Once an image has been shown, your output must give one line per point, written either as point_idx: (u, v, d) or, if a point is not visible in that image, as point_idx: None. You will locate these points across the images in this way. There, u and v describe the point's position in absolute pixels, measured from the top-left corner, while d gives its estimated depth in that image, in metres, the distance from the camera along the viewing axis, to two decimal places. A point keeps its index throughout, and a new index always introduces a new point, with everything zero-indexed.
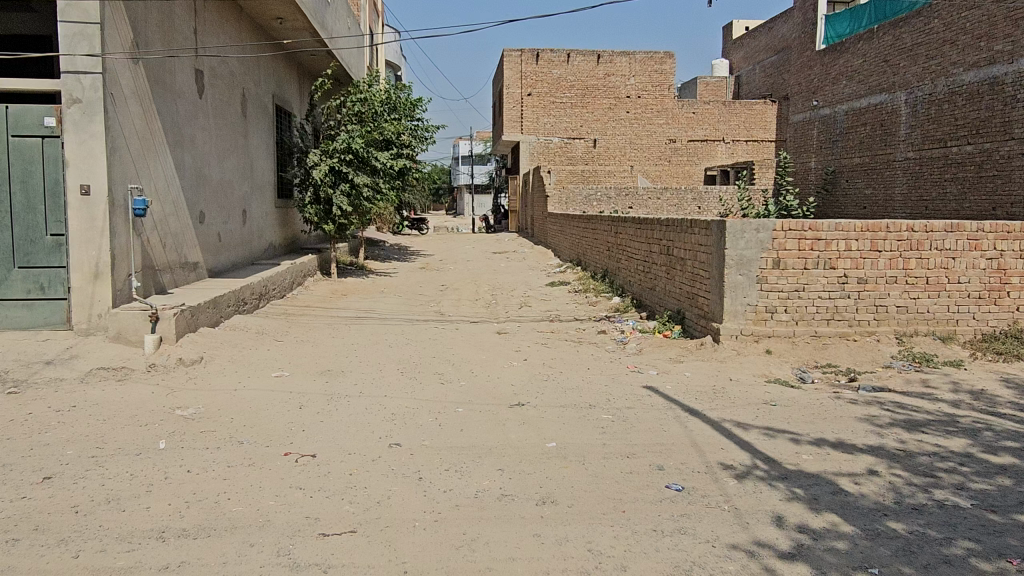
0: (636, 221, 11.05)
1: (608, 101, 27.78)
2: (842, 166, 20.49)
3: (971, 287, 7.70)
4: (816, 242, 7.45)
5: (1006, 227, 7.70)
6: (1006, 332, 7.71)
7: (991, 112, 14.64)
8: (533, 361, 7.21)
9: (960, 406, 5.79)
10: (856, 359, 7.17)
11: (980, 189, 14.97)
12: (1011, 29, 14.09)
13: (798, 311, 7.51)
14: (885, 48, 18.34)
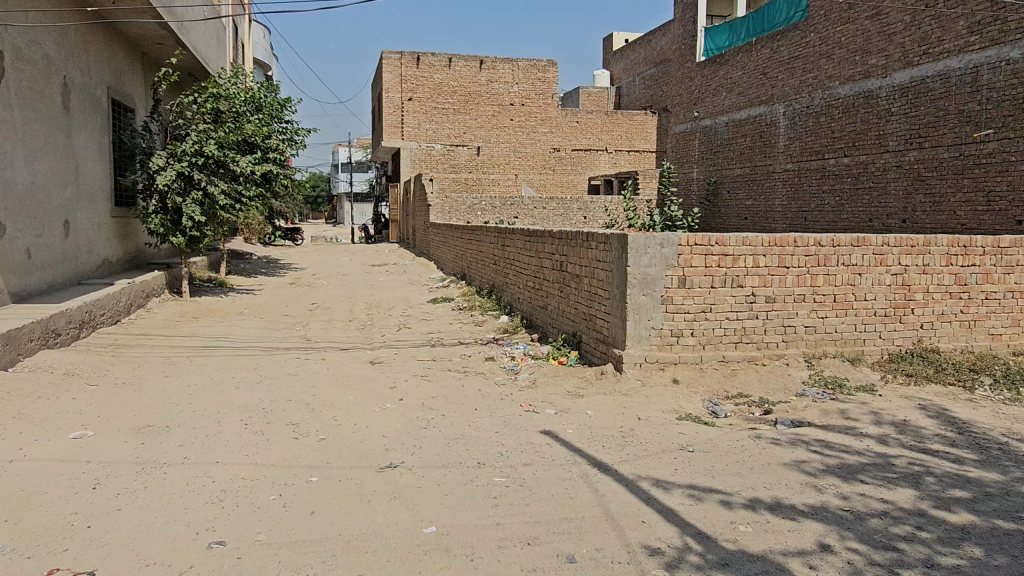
0: (525, 232, 10.19)
1: (491, 109, 27.04)
2: (723, 177, 20.62)
3: (876, 305, 7.32)
4: (723, 258, 6.79)
5: (910, 241, 7.37)
6: (911, 352, 7.38)
7: (867, 125, 14.92)
8: (411, 401, 6.10)
9: (888, 443, 5.19)
10: (767, 388, 6.54)
11: (856, 201, 15.24)
12: (885, 44, 14.41)
13: (705, 335, 6.82)
14: (764, 61, 18.57)
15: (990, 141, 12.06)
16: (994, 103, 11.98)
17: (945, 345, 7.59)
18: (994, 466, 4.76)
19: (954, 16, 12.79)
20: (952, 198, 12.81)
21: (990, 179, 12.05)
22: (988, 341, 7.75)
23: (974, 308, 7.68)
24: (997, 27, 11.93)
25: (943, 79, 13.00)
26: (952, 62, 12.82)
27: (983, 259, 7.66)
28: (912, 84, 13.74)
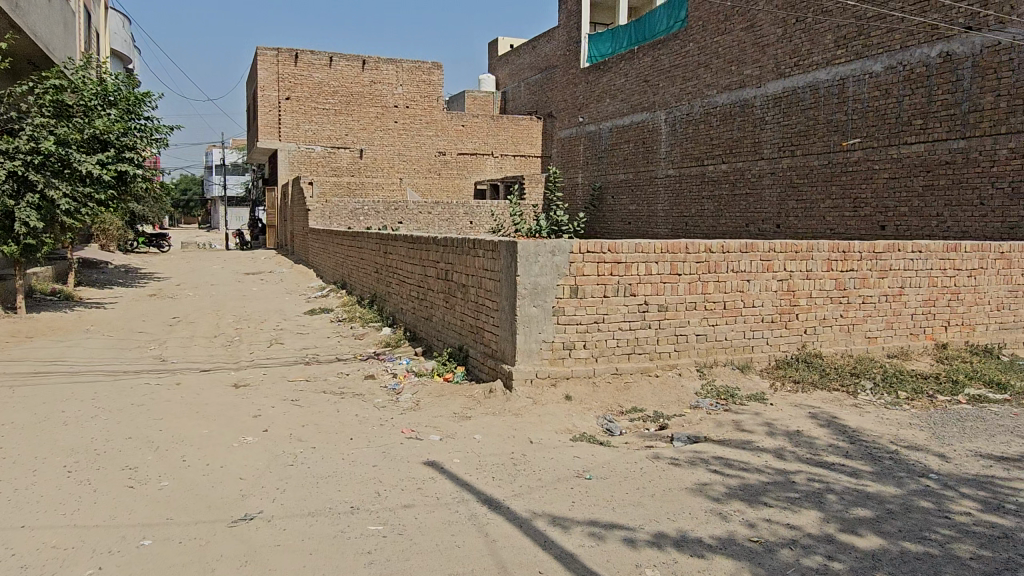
0: (408, 238, 9.61)
1: (375, 110, 26.14)
2: (607, 182, 20.76)
3: (764, 311, 7.27)
4: (615, 266, 6.50)
5: (794, 246, 7.38)
6: (797, 357, 7.38)
7: (743, 133, 15.31)
8: (276, 432, 5.41)
9: (786, 458, 5.00)
10: (661, 401, 6.27)
11: (733, 207, 15.63)
12: (759, 55, 14.84)
13: (598, 346, 6.50)
14: (645, 69, 18.82)
15: (856, 150, 12.61)
16: (859, 114, 12.54)
17: (827, 349, 7.66)
18: (890, 478, 4.63)
19: (822, 30, 13.29)
20: (822, 204, 13.34)
21: (856, 186, 12.64)
22: (865, 344, 7.89)
23: (853, 312, 7.80)
24: (861, 41, 12.48)
25: (813, 89, 13.48)
26: (821, 73, 13.32)
27: (860, 264, 7.80)
28: (784, 94, 14.19)
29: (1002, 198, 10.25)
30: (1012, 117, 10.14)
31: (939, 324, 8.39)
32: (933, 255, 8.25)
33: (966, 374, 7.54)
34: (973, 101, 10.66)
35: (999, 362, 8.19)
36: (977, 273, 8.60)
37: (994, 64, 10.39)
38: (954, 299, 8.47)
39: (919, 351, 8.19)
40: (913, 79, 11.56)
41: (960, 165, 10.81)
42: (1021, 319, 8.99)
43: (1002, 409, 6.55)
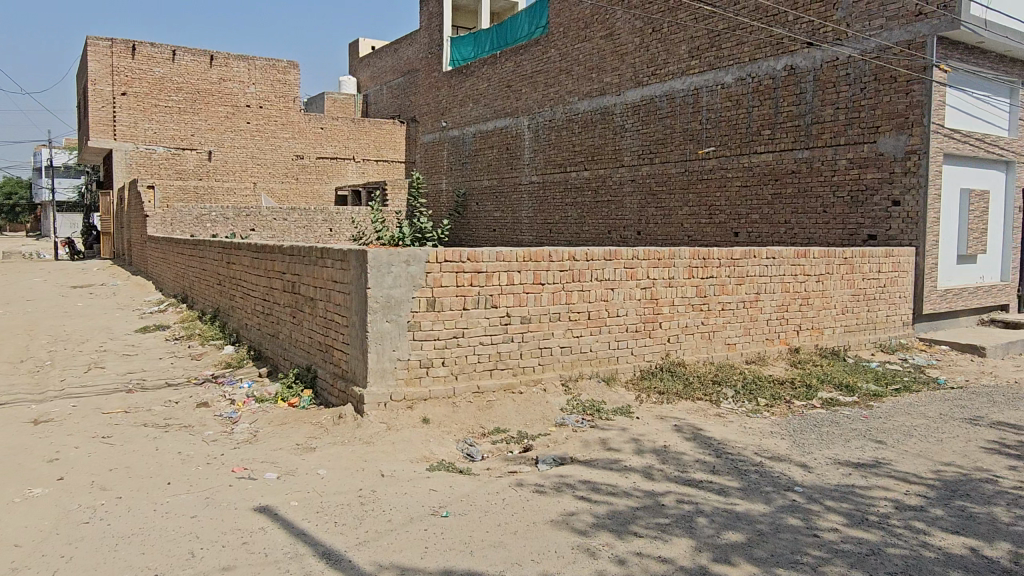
0: (252, 247, 8.75)
1: (224, 110, 24.47)
2: (472, 189, 20.43)
3: (628, 320, 7.10)
4: (475, 276, 6.08)
5: (657, 254, 7.27)
6: (661, 367, 7.27)
7: (604, 140, 15.43)
8: (75, 481, 4.54)
9: (655, 477, 4.74)
10: (525, 419, 5.90)
11: (595, 214, 15.73)
12: (618, 63, 15.00)
13: (457, 363, 6.04)
14: (508, 74, 18.67)
15: (710, 158, 12.97)
16: (712, 123, 12.90)
17: (689, 357, 7.62)
18: (758, 494, 4.45)
19: (677, 40, 13.58)
20: (679, 211, 13.65)
21: (710, 193, 13.02)
22: (725, 351, 7.94)
23: (713, 319, 7.82)
24: (713, 53, 12.86)
25: (669, 99, 13.76)
26: (676, 83, 13.61)
27: (719, 270, 7.84)
28: (642, 102, 14.41)
29: (842, 207, 10.93)
30: (850, 129, 10.79)
31: (791, 329, 8.61)
32: (785, 261, 8.46)
33: (818, 378, 7.74)
34: (815, 113, 11.26)
35: (846, 364, 8.50)
36: (825, 278, 8.94)
37: (833, 78, 10.98)
38: (805, 304, 8.73)
39: (774, 356, 8.36)
40: (761, 91, 12.04)
41: (805, 175, 11.42)
42: (864, 322, 9.45)
43: (852, 412, 6.71)
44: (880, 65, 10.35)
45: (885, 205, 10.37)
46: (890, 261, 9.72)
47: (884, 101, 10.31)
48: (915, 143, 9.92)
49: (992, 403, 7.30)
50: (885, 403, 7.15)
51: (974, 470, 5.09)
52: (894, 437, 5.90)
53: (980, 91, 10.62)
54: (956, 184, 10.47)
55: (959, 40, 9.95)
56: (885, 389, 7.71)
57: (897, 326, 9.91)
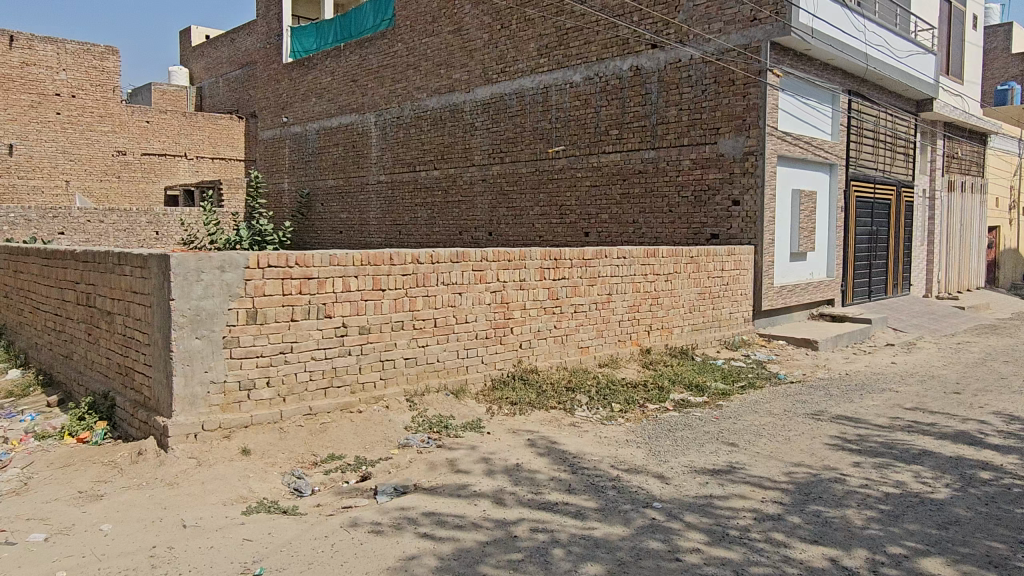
0: (41, 253, 7.45)
1: (28, 98, 21.66)
2: (316, 188, 19.28)
3: (478, 327, 6.65)
4: (304, 283, 5.38)
5: (507, 255, 6.87)
6: (512, 375, 6.87)
7: (454, 138, 14.96)
8: None
9: (507, 503, 4.29)
10: (364, 442, 5.27)
11: (446, 214, 15.23)
12: (466, 60, 14.57)
13: (285, 383, 5.31)
14: (352, 68, 17.76)
15: (560, 157, 12.85)
16: (562, 122, 12.79)
17: (542, 363, 7.28)
18: (616, 515, 4.11)
19: (525, 38, 13.35)
20: (531, 211, 13.47)
21: (561, 193, 12.90)
22: (578, 354, 7.69)
23: (565, 322, 7.54)
24: (561, 51, 12.74)
25: (519, 97, 13.53)
26: (525, 81, 13.39)
27: (571, 271, 7.57)
28: (492, 100, 14.08)
29: (687, 207, 11.14)
30: (692, 130, 11.00)
31: (642, 329, 8.53)
32: (636, 261, 8.36)
33: (669, 379, 7.66)
34: (659, 114, 11.41)
35: (694, 363, 8.53)
36: (673, 277, 8.95)
37: (676, 80, 11.16)
38: (654, 304, 8.69)
39: (626, 357, 8.23)
40: (608, 90, 12.06)
41: (651, 175, 11.54)
42: (709, 320, 9.58)
43: (704, 413, 6.64)
44: (720, 68, 10.64)
45: (726, 204, 10.69)
46: (732, 260, 9.95)
47: (724, 104, 10.62)
48: (752, 145, 10.30)
49: (829, 396, 7.52)
50: (733, 401, 7.17)
51: (823, 470, 5.05)
52: (745, 438, 5.83)
53: (807, 97, 11.21)
54: (788, 185, 10.94)
55: (789, 47, 10.48)
56: (732, 387, 7.76)
57: (739, 323, 10.15)
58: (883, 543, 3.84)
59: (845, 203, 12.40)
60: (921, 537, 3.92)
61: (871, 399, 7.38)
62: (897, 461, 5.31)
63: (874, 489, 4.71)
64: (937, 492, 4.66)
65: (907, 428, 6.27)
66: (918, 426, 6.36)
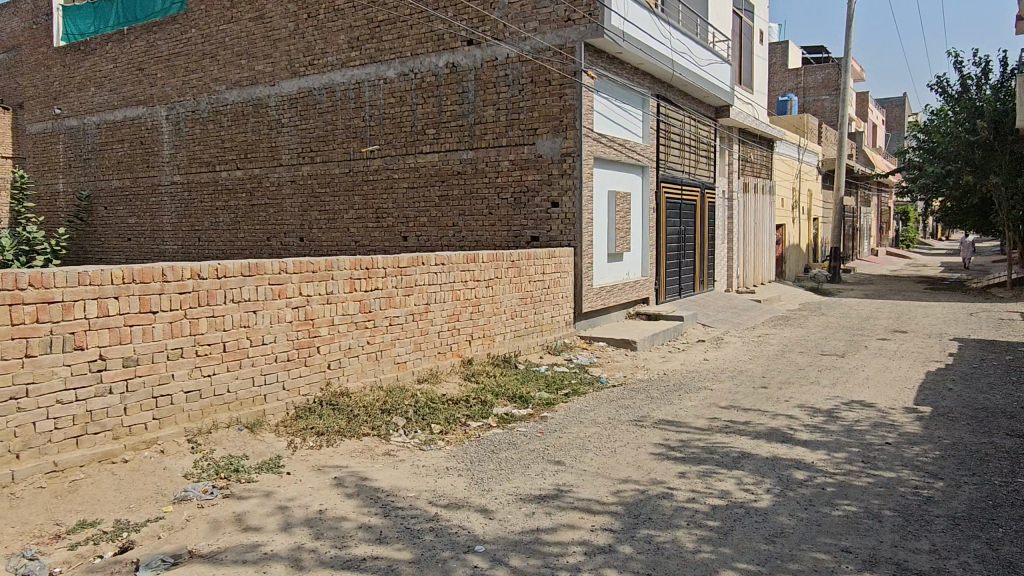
0: None
1: None
2: (99, 190, 16.99)
3: (277, 349, 5.84)
4: (44, 308, 4.35)
5: (310, 266, 6.13)
6: (320, 400, 6.13)
7: (258, 136, 13.70)
8: None
9: (305, 566, 3.60)
10: (129, 498, 4.33)
11: (252, 218, 13.96)
12: (269, 50, 13.37)
13: (19, 434, 4.24)
14: (138, 55, 15.80)
15: (375, 157, 12.12)
16: (376, 120, 12.08)
17: (354, 384, 6.58)
18: (433, 567, 3.58)
19: (334, 29, 12.46)
20: (345, 214, 12.62)
21: (377, 196, 12.19)
22: (395, 371, 7.07)
23: (379, 337, 6.90)
24: (373, 45, 12.01)
25: (329, 92, 12.62)
26: (335, 75, 12.50)
27: (385, 281, 6.94)
28: (300, 95, 13.03)
29: (506, 209, 10.90)
30: (510, 130, 10.77)
31: (464, 339, 8.08)
32: (454, 267, 7.89)
33: (492, 392, 7.25)
34: (477, 113, 11.06)
35: (517, 372, 8.21)
36: (493, 283, 8.58)
37: (493, 78, 10.85)
38: (475, 311, 8.27)
39: (447, 370, 7.72)
40: (424, 87, 11.51)
41: (470, 176, 11.16)
42: (531, 325, 9.33)
43: (528, 428, 6.29)
44: (536, 67, 10.48)
45: (545, 206, 10.56)
46: (552, 262, 9.78)
47: (540, 104, 10.47)
48: (569, 146, 10.23)
49: (650, 398, 7.48)
50: (557, 412, 6.90)
51: (650, 485, 4.84)
52: (571, 454, 5.53)
53: (619, 99, 11.37)
54: (604, 186, 11.02)
55: (602, 49, 10.59)
56: (556, 395, 7.51)
57: (561, 326, 10.01)
58: (716, 567, 3.62)
59: (656, 204, 12.77)
60: (752, 556, 3.75)
61: (689, 399, 7.42)
62: (719, 468, 5.22)
63: (701, 502, 4.54)
64: (760, 500, 4.57)
65: (725, 429, 6.29)
66: (734, 425, 6.40)
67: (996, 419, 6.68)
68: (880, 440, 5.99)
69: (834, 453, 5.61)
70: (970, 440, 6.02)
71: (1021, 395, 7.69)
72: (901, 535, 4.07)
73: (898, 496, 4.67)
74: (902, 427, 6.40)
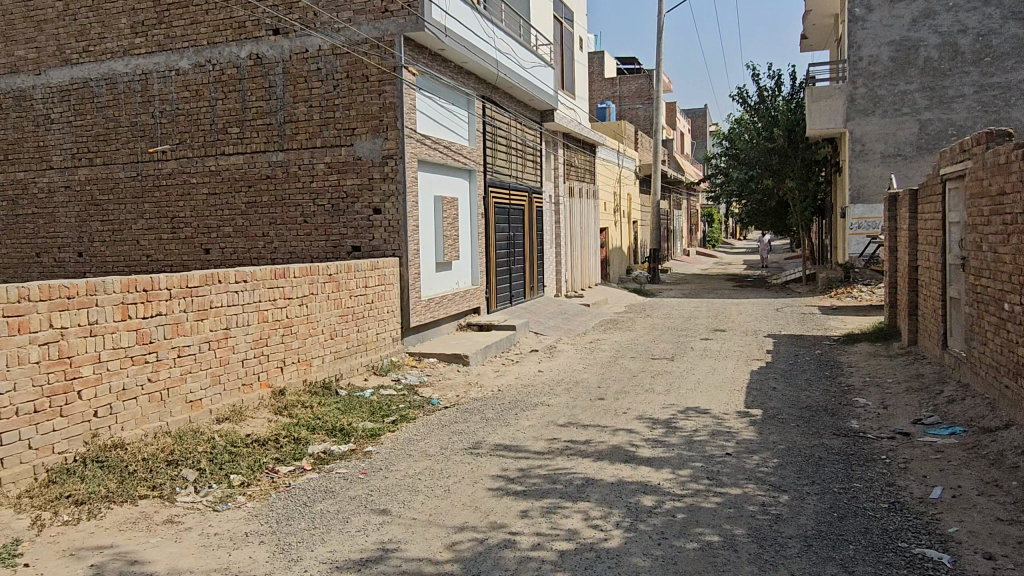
0: None
1: None
2: None
3: (18, 399, 4.60)
4: None
5: (64, 291, 4.93)
6: (83, 458, 4.92)
7: (20, 134, 11.54)
8: None
9: None
10: None
11: (15, 231, 11.74)
12: (32, 33, 11.27)
13: None
14: None
15: (168, 159, 10.62)
16: (168, 116, 10.58)
17: (131, 433, 5.40)
18: None
19: (114, 11, 10.79)
20: (134, 225, 10.95)
21: (172, 204, 10.71)
22: (186, 412, 5.95)
23: (164, 373, 5.76)
24: (161, 31, 10.51)
25: (109, 84, 10.88)
26: (118, 65, 10.82)
27: (169, 305, 5.83)
28: (73, 86, 11.11)
29: (323, 217, 9.93)
30: (325, 130, 9.82)
31: (274, 367, 7.07)
32: (259, 285, 6.86)
33: (307, 426, 6.34)
34: (287, 111, 9.98)
35: (337, 399, 7.31)
36: (307, 300, 7.62)
37: (304, 72, 9.84)
38: (286, 334, 7.28)
39: (253, 405, 6.68)
40: (224, 81, 10.22)
41: (280, 180, 10.06)
42: (354, 344, 8.45)
43: (349, 468, 5.47)
44: (352, 61, 9.62)
45: (366, 213, 9.73)
46: (376, 274, 8.97)
47: (357, 101, 9.63)
48: (391, 148, 9.50)
49: (486, 421, 6.89)
50: (382, 445, 6.12)
51: (489, 532, 4.22)
52: (398, 499, 4.79)
53: (443, 99, 10.77)
54: (430, 192, 10.38)
55: (423, 44, 9.97)
56: (381, 424, 6.73)
57: (387, 344, 9.20)
58: None
59: (484, 210, 12.31)
60: None
61: (526, 419, 6.91)
62: (563, 501, 4.71)
63: (547, 549, 3.98)
64: (611, 539, 4.10)
65: (566, 451, 5.83)
66: (575, 446, 5.96)
67: (821, 418, 6.77)
68: (720, 451, 5.79)
69: (678, 471, 5.31)
70: (803, 443, 5.98)
71: (837, 391, 7.97)
72: (760, 566, 3.74)
73: (749, 518, 4.38)
74: (739, 434, 6.28)
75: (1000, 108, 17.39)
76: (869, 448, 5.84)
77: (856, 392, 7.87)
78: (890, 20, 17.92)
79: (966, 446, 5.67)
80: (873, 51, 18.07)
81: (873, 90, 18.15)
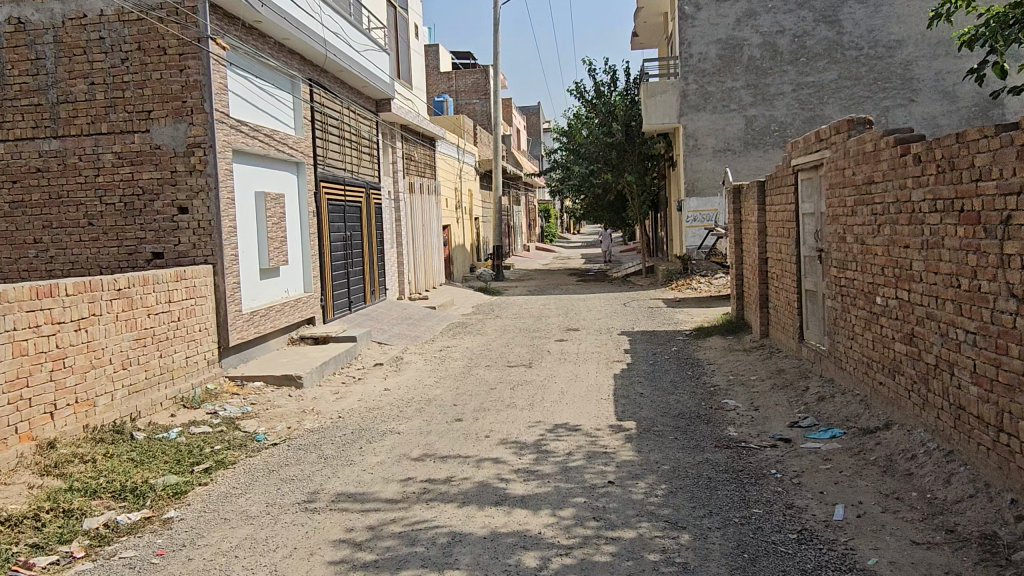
0: None
1: None
2: None
3: None
4: None
5: None
6: None
7: None
8: None
9: None
10: None
11: None
12: None
13: None
14: None
15: None
16: None
17: None
18: None
19: None
20: None
21: None
22: None
23: None
24: None
25: None
26: None
27: None
28: None
29: (114, 218, 8.19)
30: (113, 113, 8.10)
31: (39, 413, 5.48)
32: (11, 308, 5.27)
33: (85, 491, 4.88)
34: (60, 88, 8.11)
35: (132, 446, 5.83)
36: (86, 323, 6.06)
37: (81, 42, 8.04)
38: (57, 368, 5.69)
39: (9, 466, 5.08)
40: None
41: (56, 175, 8.19)
42: (154, 373, 6.94)
43: (138, 550, 4.14)
44: (144, 30, 7.97)
45: (169, 213, 8.13)
46: (181, 285, 7.46)
47: (153, 79, 8.00)
48: (198, 135, 7.99)
49: (323, 461, 5.70)
50: (188, 508, 4.79)
51: None
52: None
53: (262, 80, 9.36)
54: (249, 186, 8.93)
55: (234, 14, 8.55)
56: (188, 475, 5.37)
57: (200, 368, 7.73)
58: None
59: (315, 207, 10.96)
60: None
61: (374, 454, 5.82)
62: (427, 572, 3.71)
63: None
64: None
65: (424, 496, 4.82)
66: (434, 489, 4.96)
67: (698, 427, 6.25)
68: (600, 479, 5.05)
69: (559, 512, 4.48)
70: (687, 462, 5.38)
71: (704, 393, 7.57)
72: None
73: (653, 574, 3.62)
74: (618, 455, 5.58)
75: (816, 106, 18.40)
76: (756, 461, 5.34)
77: (724, 393, 7.49)
78: (717, 19, 18.42)
79: (851, 451, 5.32)
80: (702, 48, 18.52)
81: (703, 87, 18.61)
